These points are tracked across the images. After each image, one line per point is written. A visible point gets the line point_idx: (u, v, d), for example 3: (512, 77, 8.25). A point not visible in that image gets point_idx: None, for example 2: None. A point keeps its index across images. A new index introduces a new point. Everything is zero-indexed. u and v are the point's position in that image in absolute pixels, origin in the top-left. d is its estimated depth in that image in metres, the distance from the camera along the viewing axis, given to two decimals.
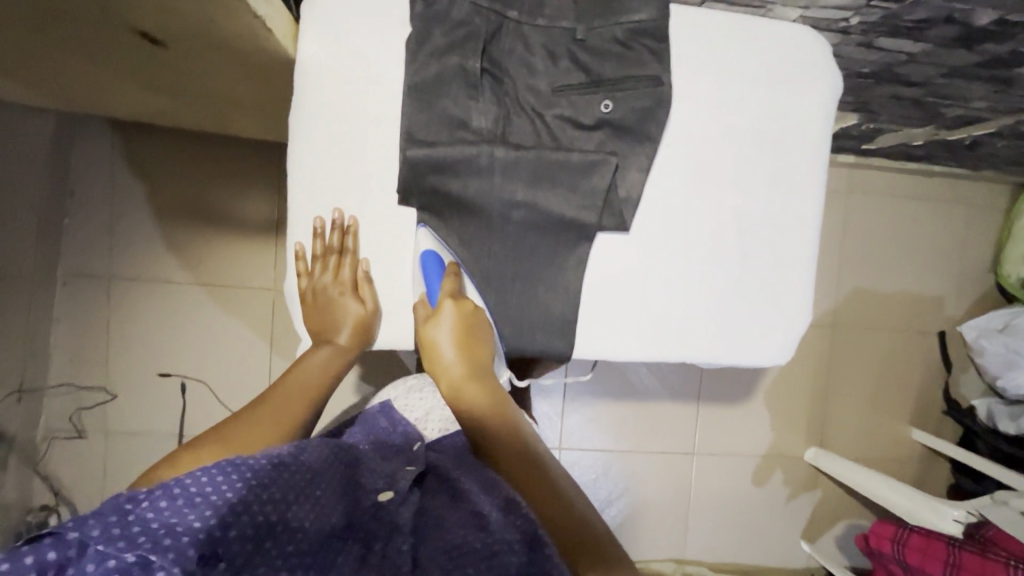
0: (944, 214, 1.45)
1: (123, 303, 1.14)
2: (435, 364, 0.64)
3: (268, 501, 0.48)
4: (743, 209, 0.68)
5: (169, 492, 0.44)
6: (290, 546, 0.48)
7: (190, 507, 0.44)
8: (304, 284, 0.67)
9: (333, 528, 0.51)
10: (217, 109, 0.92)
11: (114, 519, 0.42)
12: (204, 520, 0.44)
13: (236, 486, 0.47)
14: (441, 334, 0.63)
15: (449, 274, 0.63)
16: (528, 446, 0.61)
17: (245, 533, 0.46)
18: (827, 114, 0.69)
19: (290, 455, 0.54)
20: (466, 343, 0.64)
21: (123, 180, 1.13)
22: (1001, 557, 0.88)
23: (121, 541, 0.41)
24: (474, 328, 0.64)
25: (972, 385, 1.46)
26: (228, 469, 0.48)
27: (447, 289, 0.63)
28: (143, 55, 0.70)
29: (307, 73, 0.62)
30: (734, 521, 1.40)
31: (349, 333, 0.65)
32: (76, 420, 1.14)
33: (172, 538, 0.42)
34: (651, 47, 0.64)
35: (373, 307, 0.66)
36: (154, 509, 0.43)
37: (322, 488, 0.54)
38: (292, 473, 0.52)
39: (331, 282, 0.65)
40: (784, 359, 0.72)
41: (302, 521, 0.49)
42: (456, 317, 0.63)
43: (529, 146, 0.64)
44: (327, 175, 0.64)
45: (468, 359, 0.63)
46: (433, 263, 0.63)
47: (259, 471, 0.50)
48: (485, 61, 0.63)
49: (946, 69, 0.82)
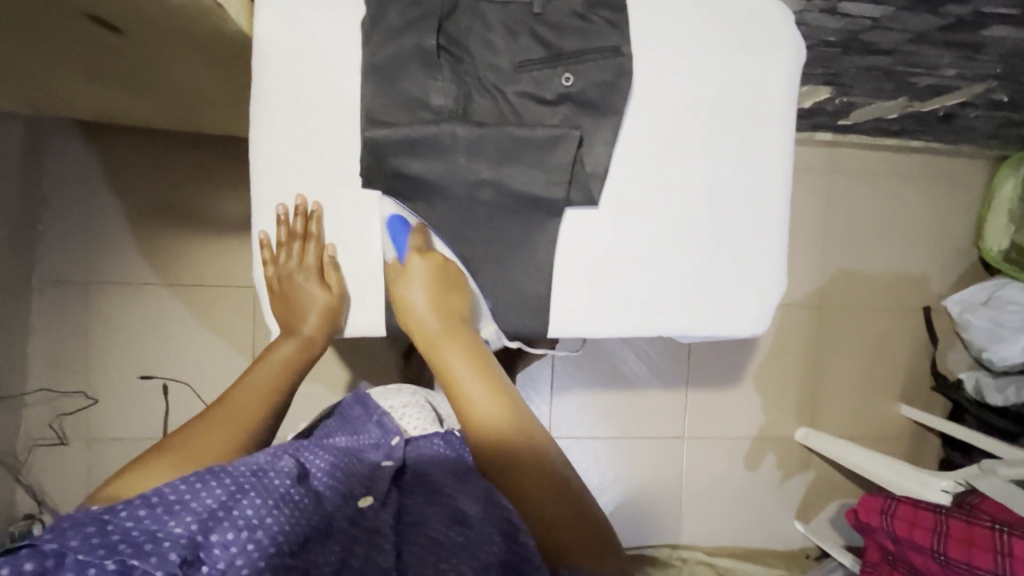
0: (924, 189, 1.45)
1: (101, 307, 1.12)
2: (409, 322, 0.63)
3: (250, 505, 0.49)
4: (713, 179, 0.68)
5: (148, 500, 0.46)
6: (270, 548, 0.48)
7: (171, 514, 0.45)
8: (270, 272, 0.66)
9: (309, 532, 0.52)
10: (185, 105, 0.91)
11: (92, 529, 0.43)
12: (185, 526, 0.45)
13: (217, 491, 0.48)
14: (412, 288, 0.62)
15: (417, 230, 0.63)
16: (509, 405, 0.59)
17: (227, 537, 0.46)
18: (790, 81, 0.69)
19: (269, 461, 0.54)
20: (438, 297, 0.63)
21: (96, 182, 1.12)
22: (986, 521, 0.89)
23: (101, 549, 0.42)
24: (445, 282, 0.63)
25: (959, 359, 1.46)
26: (208, 477, 0.49)
27: (414, 244, 0.63)
28: (100, 49, 0.69)
29: (262, 56, 0.61)
30: (728, 504, 1.39)
31: (316, 320, 0.65)
32: (57, 427, 1.12)
33: (154, 545, 0.43)
34: (609, 18, 0.64)
35: (339, 293, 0.66)
36: (134, 518, 0.44)
37: (301, 492, 0.54)
38: (272, 478, 0.52)
39: (296, 267, 0.64)
40: (761, 331, 0.72)
41: (282, 526, 0.49)
42: (426, 270, 0.63)
43: (490, 123, 0.63)
44: (288, 160, 0.63)
45: (441, 314, 0.62)
46: (398, 225, 0.64)
47: (239, 476, 0.50)
48: (442, 38, 0.63)
49: (912, 35, 0.83)
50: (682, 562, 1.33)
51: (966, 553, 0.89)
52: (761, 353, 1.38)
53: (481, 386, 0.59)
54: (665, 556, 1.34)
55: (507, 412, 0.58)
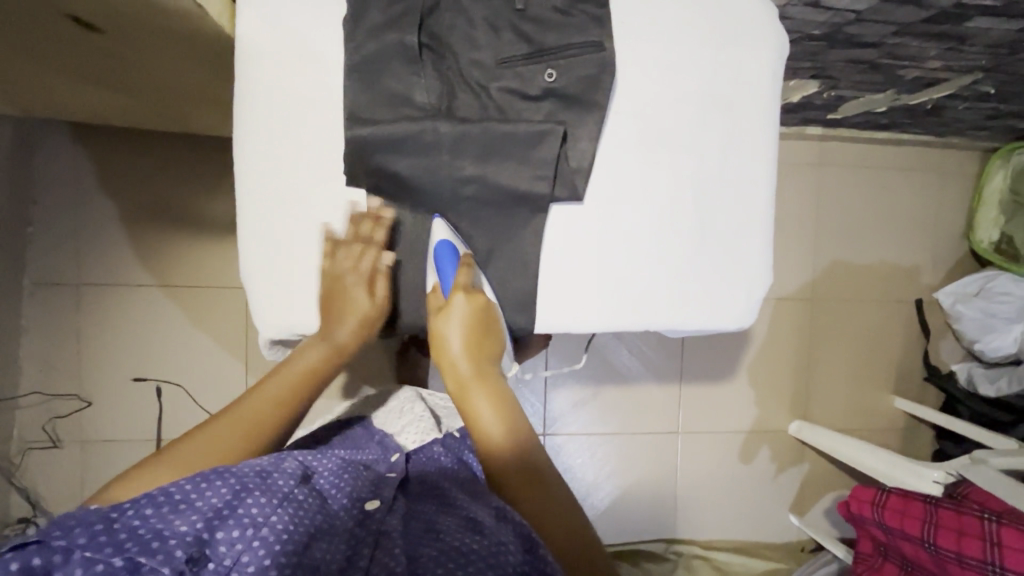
0: (915, 181, 1.46)
1: (93, 309, 1.12)
2: (442, 358, 0.66)
3: (254, 504, 0.51)
4: (698, 173, 0.68)
5: (154, 500, 0.48)
6: (276, 545, 0.49)
7: (176, 513, 0.48)
8: (325, 265, 0.64)
9: (315, 532, 0.54)
10: (172, 104, 0.90)
11: (100, 527, 0.44)
12: (191, 524, 0.48)
13: (221, 491, 0.51)
14: (450, 328, 0.64)
15: (465, 265, 0.63)
16: (528, 454, 0.63)
17: (232, 534, 0.49)
18: (774, 73, 0.69)
19: (272, 464, 0.57)
20: (474, 339, 0.65)
21: (84, 183, 1.11)
22: (974, 510, 0.89)
23: (109, 546, 0.44)
24: (484, 323, 0.65)
25: (951, 350, 1.47)
26: (212, 477, 0.52)
27: (461, 282, 0.63)
28: (86, 50, 0.68)
29: (244, 54, 0.61)
30: (723, 499, 1.40)
31: (352, 325, 0.65)
32: (50, 429, 1.12)
33: (160, 542, 0.46)
34: (591, 13, 0.64)
35: (382, 299, 0.67)
36: (140, 517, 0.47)
37: (305, 493, 0.56)
38: (276, 480, 0.55)
39: (351, 270, 0.64)
40: (749, 324, 0.72)
41: (285, 523, 0.51)
42: (467, 311, 0.64)
43: (474, 120, 0.63)
44: (273, 159, 0.63)
45: (474, 357, 0.65)
46: (448, 253, 0.64)
47: (243, 477, 0.53)
48: (424, 35, 0.63)
49: (896, 27, 0.83)
50: (677, 555, 1.34)
51: (954, 542, 0.89)
52: (754, 348, 1.39)
53: (503, 434, 0.63)
54: (660, 550, 1.34)
55: (525, 462, 0.63)
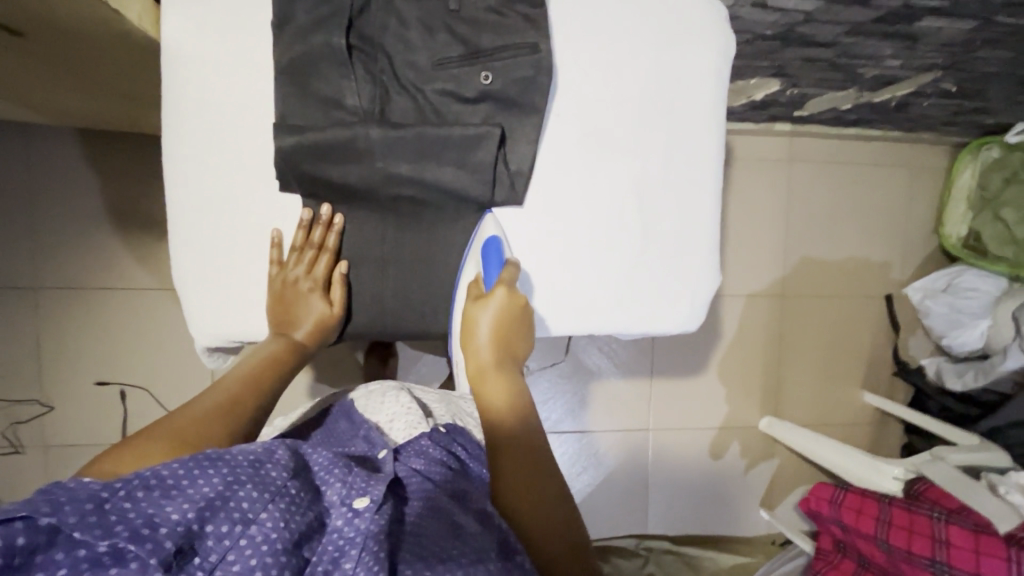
0: (885, 178, 1.46)
1: (53, 316, 1.10)
2: (467, 341, 0.65)
3: (246, 497, 0.44)
4: (641, 173, 0.68)
5: (147, 482, 0.42)
6: (267, 546, 0.43)
7: (167, 499, 0.41)
8: (274, 273, 0.64)
9: (305, 531, 0.46)
10: (119, 105, 0.88)
11: (90, 506, 0.39)
12: (182, 513, 0.41)
13: (213, 480, 0.44)
14: (483, 316, 0.63)
15: (510, 264, 0.64)
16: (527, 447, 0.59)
17: (222, 529, 0.42)
18: (720, 76, 0.68)
19: (266, 451, 0.49)
20: (504, 330, 0.63)
21: (38, 185, 1.08)
22: (925, 509, 0.92)
23: (98, 529, 0.38)
24: (518, 320, 0.64)
25: (920, 344, 1.48)
26: (205, 463, 0.45)
27: (505, 278, 0.63)
28: (14, 54, 0.66)
29: (165, 55, 0.59)
30: (692, 494, 1.40)
31: (309, 328, 0.66)
32: (12, 435, 1.11)
33: (150, 530, 0.39)
34: (527, 14, 0.63)
35: (339, 310, 0.68)
36: (132, 500, 0.40)
37: (299, 487, 0.48)
38: (269, 472, 0.48)
39: (304, 276, 0.65)
40: (696, 327, 0.72)
41: (277, 522, 0.44)
42: (505, 303, 0.63)
43: (408, 124, 0.62)
44: (204, 166, 0.62)
45: (500, 348, 0.63)
46: (496, 251, 0.64)
47: (237, 466, 0.46)
48: (354, 37, 0.61)
49: (847, 27, 0.82)
50: (647, 551, 1.34)
51: (906, 541, 0.91)
52: (723, 345, 1.39)
53: (510, 418, 0.60)
54: (631, 546, 1.34)
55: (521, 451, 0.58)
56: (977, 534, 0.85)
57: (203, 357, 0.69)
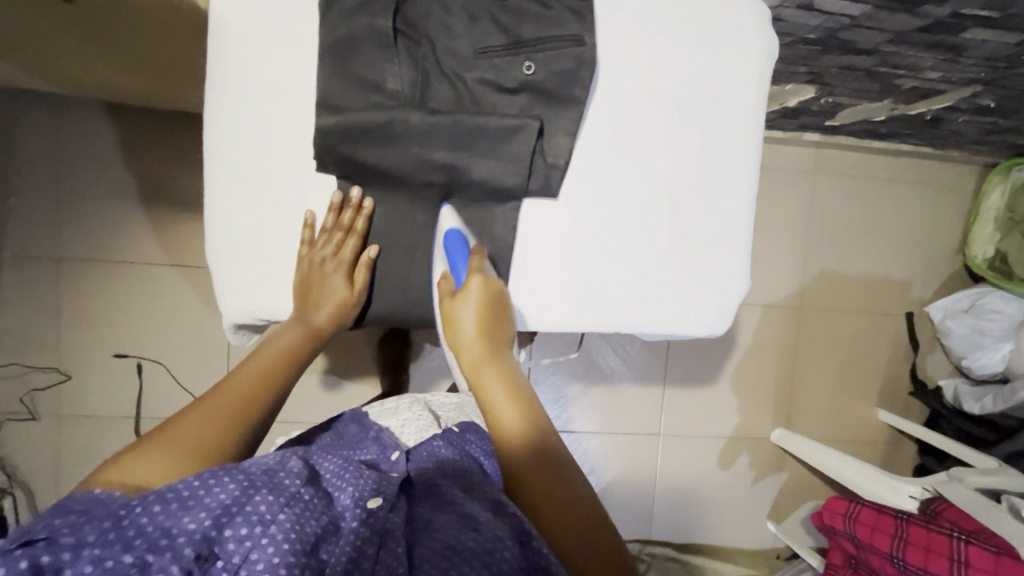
0: (912, 194, 1.44)
1: (76, 286, 1.11)
2: (454, 341, 0.63)
3: (262, 501, 0.46)
4: (676, 174, 0.67)
5: (162, 496, 0.44)
6: (284, 545, 0.44)
7: (184, 511, 0.43)
8: (303, 253, 0.64)
9: (321, 534, 0.47)
10: (158, 81, 0.89)
11: (109, 524, 0.41)
12: (199, 521, 0.43)
13: (229, 487, 0.45)
14: (463, 310, 0.62)
15: (475, 254, 0.63)
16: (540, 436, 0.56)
17: (241, 531, 0.44)
18: (762, 80, 0.68)
19: (278, 462, 0.51)
20: (487, 323, 0.62)
21: (70, 157, 1.10)
22: (945, 528, 0.91)
23: (117, 544, 0.41)
24: (498, 309, 0.63)
25: (938, 364, 1.46)
26: (220, 473, 0.46)
27: (474, 266, 0.63)
28: (63, 20, 0.67)
29: (212, 29, 0.60)
30: (699, 503, 1.39)
31: (330, 310, 0.66)
32: (28, 401, 1.12)
33: (169, 540, 0.42)
34: (572, 6, 0.63)
35: (361, 291, 0.67)
36: (149, 513, 0.43)
37: (312, 492, 0.50)
38: (283, 479, 0.49)
39: (331, 256, 0.64)
40: (721, 331, 0.71)
41: (293, 523, 0.45)
42: (482, 293, 0.62)
43: (447, 111, 0.62)
44: (243, 143, 0.62)
45: (486, 337, 0.62)
46: (457, 242, 0.64)
47: (252, 474, 0.47)
48: (398, 21, 0.62)
49: (890, 35, 0.81)
50: (650, 556, 1.34)
51: (923, 558, 0.91)
52: (738, 355, 1.37)
53: (514, 411, 0.57)
54: (635, 550, 1.34)
55: (539, 447, 0.55)
56: (998, 558, 0.85)
57: (227, 332, 0.69)
